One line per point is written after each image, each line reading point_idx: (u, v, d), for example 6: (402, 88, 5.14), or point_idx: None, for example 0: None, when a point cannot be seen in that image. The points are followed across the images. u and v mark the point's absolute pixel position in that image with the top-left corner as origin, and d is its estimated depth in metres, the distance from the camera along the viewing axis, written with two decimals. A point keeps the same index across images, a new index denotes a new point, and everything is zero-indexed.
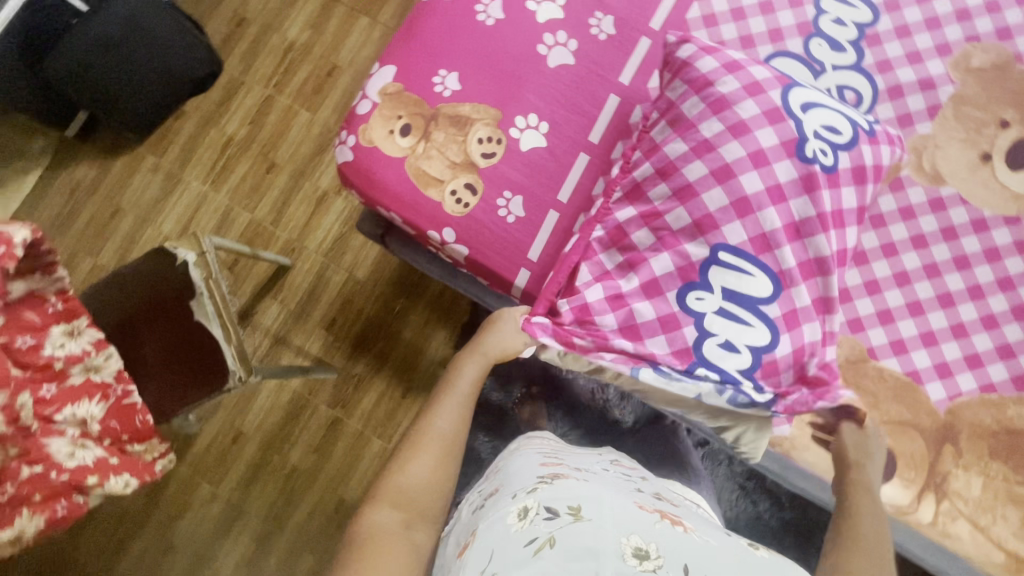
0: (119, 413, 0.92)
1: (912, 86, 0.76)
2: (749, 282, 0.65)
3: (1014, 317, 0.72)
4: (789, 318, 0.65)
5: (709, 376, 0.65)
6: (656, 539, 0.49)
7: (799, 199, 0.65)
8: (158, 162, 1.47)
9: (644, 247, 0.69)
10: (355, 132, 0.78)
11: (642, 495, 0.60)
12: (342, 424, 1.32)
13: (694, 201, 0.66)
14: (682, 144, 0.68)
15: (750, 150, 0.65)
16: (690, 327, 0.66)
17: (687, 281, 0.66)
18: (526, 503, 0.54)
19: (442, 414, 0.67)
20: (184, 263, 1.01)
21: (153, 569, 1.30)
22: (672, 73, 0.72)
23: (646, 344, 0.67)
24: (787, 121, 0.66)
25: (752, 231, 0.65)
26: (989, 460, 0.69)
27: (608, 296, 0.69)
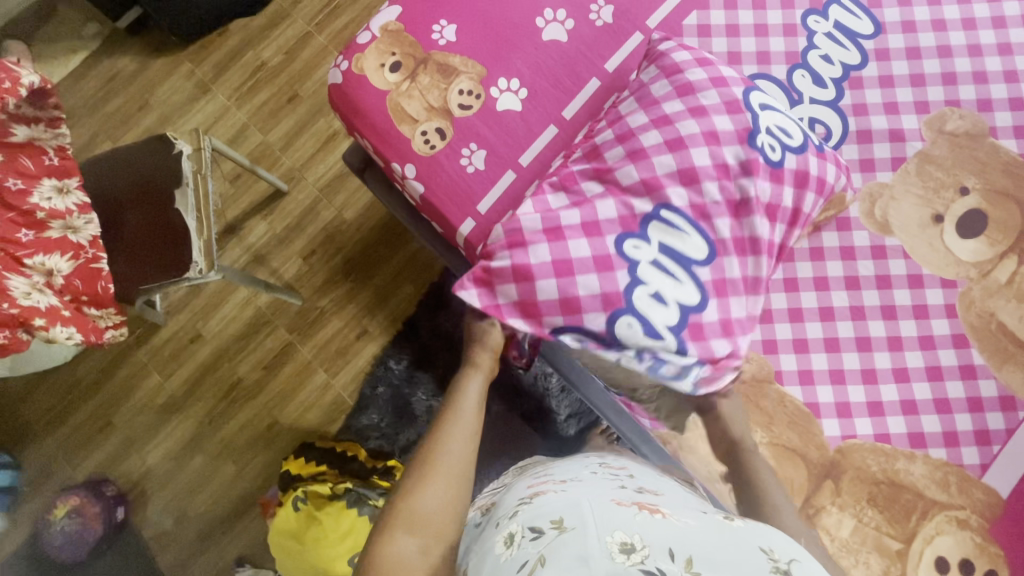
0: (85, 274, 0.97)
1: (882, 134, 0.78)
2: (686, 242, 0.67)
3: (927, 376, 0.73)
4: (718, 285, 0.66)
5: (630, 330, 0.63)
6: (641, 531, 0.49)
7: (741, 179, 0.67)
8: (193, 70, 1.54)
9: (590, 195, 0.70)
10: (350, 58, 0.82)
11: (629, 490, 0.60)
12: (294, 349, 1.37)
13: (642, 162, 0.69)
14: (643, 116, 0.71)
15: (705, 129, 0.68)
16: (623, 272, 0.65)
17: (626, 229, 0.67)
18: (510, 529, 0.55)
19: (450, 438, 0.65)
20: (179, 153, 1.07)
21: (88, 441, 1.36)
22: (649, 62, 0.76)
23: (576, 282, 0.65)
24: (744, 113, 0.70)
25: (692, 197, 0.68)
26: (865, 506, 0.70)
27: (545, 227, 0.68)
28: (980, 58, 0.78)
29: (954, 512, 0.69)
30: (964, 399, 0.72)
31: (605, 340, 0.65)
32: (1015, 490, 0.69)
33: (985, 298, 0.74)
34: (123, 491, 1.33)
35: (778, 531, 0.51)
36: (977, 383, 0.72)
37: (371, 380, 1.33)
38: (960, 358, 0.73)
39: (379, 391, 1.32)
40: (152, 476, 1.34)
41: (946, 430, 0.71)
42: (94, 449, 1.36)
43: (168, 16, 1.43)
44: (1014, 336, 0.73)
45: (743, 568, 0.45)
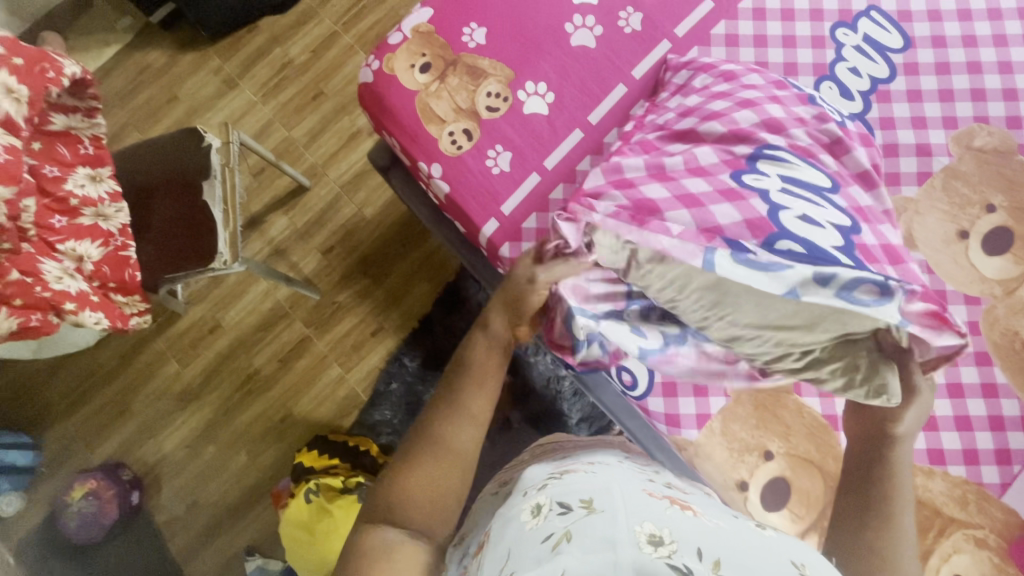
0: (113, 261, 0.99)
1: (908, 149, 0.77)
2: (805, 171, 0.62)
3: (947, 393, 0.72)
4: (855, 212, 0.61)
5: (801, 255, 0.54)
6: (671, 528, 0.49)
7: (823, 125, 0.67)
8: (221, 65, 1.57)
9: (680, 151, 0.68)
10: (381, 58, 0.84)
11: (658, 483, 0.60)
12: (311, 343, 1.39)
13: (723, 120, 0.68)
14: (698, 96, 0.73)
15: (767, 95, 0.70)
16: (757, 199, 0.59)
17: (736, 169, 0.63)
18: (538, 500, 0.55)
19: (444, 418, 0.62)
20: (208, 146, 1.09)
21: (107, 425, 1.39)
22: (673, 72, 0.79)
23: (712, 212, 0.59)
24: (790, 88, 0.71)
25: (787, 140, 0.65)
26: None
27: (649, 172, 0.67)
28: (1009, 76, 0.78)
29: (972, 531, 0.69)
30: (985, 417, 0.72)
31: (773, 266, 0.55)
32: None
33: (1009, 317, 0.73)
34: (139, 476, 1.36)
35: (810, 547, 0.50)
36: (999, 402, 0.72)
37: (385, 376, 1.34)
38: (982, 376, 0.72)
39: (393, 387, 1.33)
40: (167, 462, 1.36)
41: (966, 448, 0.71)
42: (112, 433, 1.39)
43: (200, 12, 1.47)
44: None
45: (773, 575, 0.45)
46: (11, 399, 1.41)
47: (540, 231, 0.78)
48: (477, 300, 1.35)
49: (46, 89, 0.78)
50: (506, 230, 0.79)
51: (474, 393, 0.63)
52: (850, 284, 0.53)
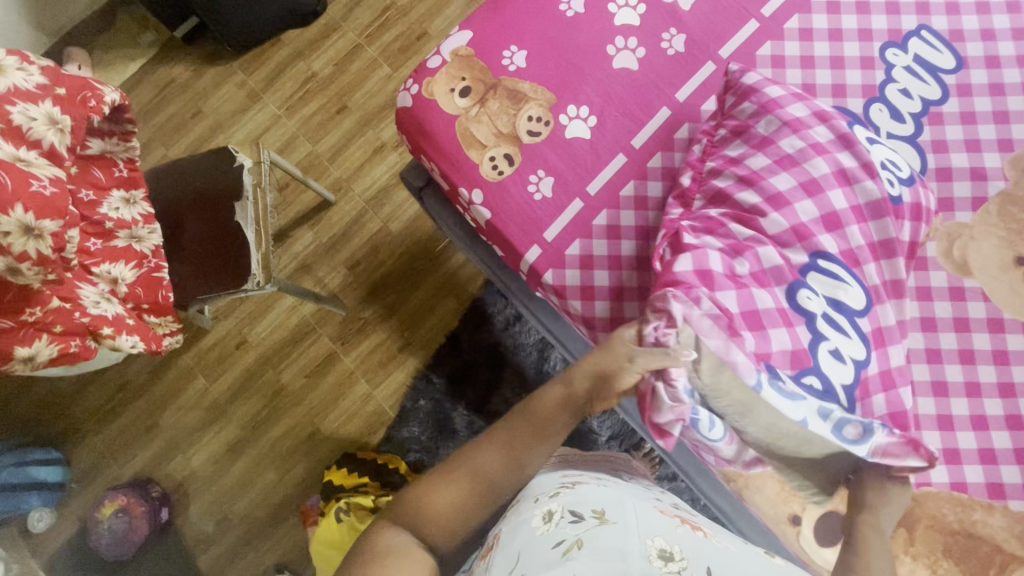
0: (146, 282, 0.99)
1: (963, 172, 0.76)
2: (847, 291, 0.65)
3: (1006, 425, 0.71)
4: (878, 334, 0.66)
5: (819, 392, 0.63)
6: (679, 543, 0.57)
7: (880, 219, 0.67)
8: (245, 79, 1.58)
9: (742, 238, 0.67)
10: (420, 82, 0.83)
11: (664, 504, 0.68)
12: (337, 359, 1.39)
13: (786, 209, 0.66)
14: (764, 158, 0.69)
15: (834, 168, 0.67)
16: (804, 327, 0.64)
17: (791, 279, 0.66)
18: (550, 507, 0.62)
19: (494, 446, 0.67)
20: (240, 166, 1.10)
21: (135, 441, 1.40)
22: (735, 97, 0.73)
23: (768, 337, 0.64)
24: (859, 146, 0.68)
25: (842, 243, 0.66)
26: (941, 557, 0.68)
27: (724, 272, 0.65)
28: None
29: None
30: None
31: (800, 400, 0.62)
32: None
33: None
34: (168, 492, 1.36)
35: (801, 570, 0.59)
36: None
37: (413, 393, 1.34)
38: None
39: (421, 404, 1.33)
40: (196, 477, 1.37)
41: None
42: (141, 449, 1.39)
43: (227, 28, 1.46)
44: None
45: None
46: (40, 414, 1.41)
47: (584, 258, 0.77)
48: (503, 317, 1.34)
49: (88, 118, 0.78)
50: (549, 256, 0.78)
51: (527, 438, 0.67)
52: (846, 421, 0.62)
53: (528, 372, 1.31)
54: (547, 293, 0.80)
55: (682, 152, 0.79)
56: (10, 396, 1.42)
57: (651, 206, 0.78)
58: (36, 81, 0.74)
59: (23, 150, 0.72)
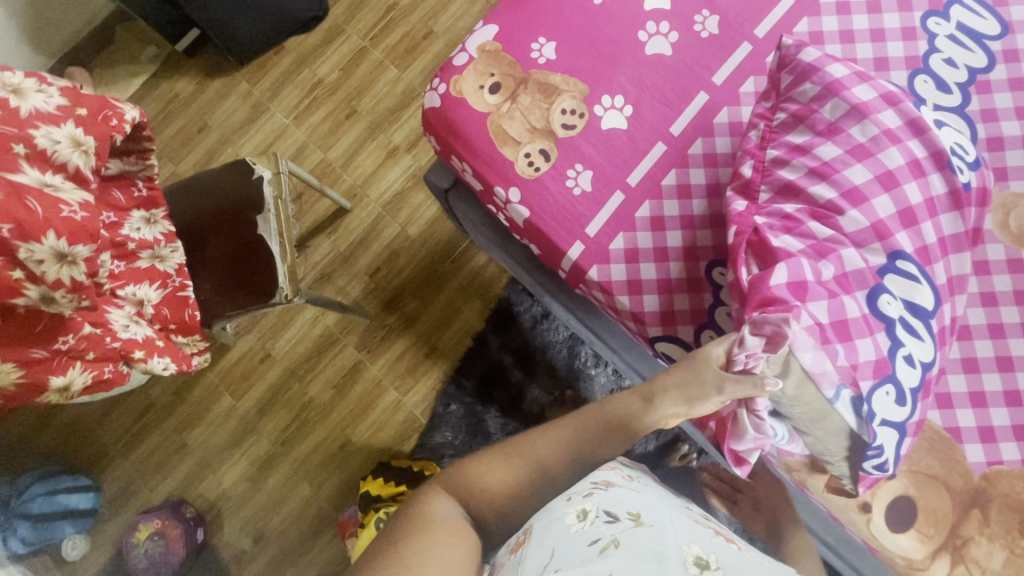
0: (172, 302, 0.97)
1: (1014, 142, 0.74)
2: (918, 291, 0.65)
3: None
4: (943, 334, 0.66)
5: (895, 399, 0.62)
6: (716, 552, 0.52)
7: (948, 214, 0.67)
8: (250, 89, 1.55)
9: (822, 238, 0.65)
10: (447, 81, 0.81)
11: (696, 512, 0.62)
12: (364, 368, 1.37)
13: (864, 205, 0.64)
14: (834, 147, 0.66)
15: (908, 159, 0.66)
16: (884, 333, 0.63)
17: (872, 285, 0.64)
18: (583, 505, 0.56)
19: (556, 435, 0.64)
20: (259, 178, 1.07)
21: (164, 463, 1.38)
22: (793, 76, 0.69)
23: (855, 348, 0.61)
24: (929, 132, 0.67)
25: (916, 241, 0.65)
26: (1018, 536, 0.65)
27: (816, 279, 0.62)
28: None
29: None
30: None
31: (874, 414, 0.61)
32: None
33: None
34: (201, 512, 1.34)
35: None
36: None
37: (444, 397, 1.32)
38: None
39: (452, 409, 1.31)
40: (228, 497, 1.35)
41: None
42: (170, 471, 1.37)
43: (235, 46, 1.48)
44: None
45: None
46: (66, 441, 1.40)
47: (629, 251, 0.75)
48: (530, 315, 1.32)
49: (110, 137, 0.77)
50: (592, 253, 0.76)
51: (592, 432, 0.64)
52: (873, 449, 0.62)
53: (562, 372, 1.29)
54: (590, 289, 0.78)
55: (723, 137, 0.77)
56: (35, 425, 1.40)
57: (695, 195, 0.76)
58: (56, 103, 0.72)
59: (49, 175, 0.69)
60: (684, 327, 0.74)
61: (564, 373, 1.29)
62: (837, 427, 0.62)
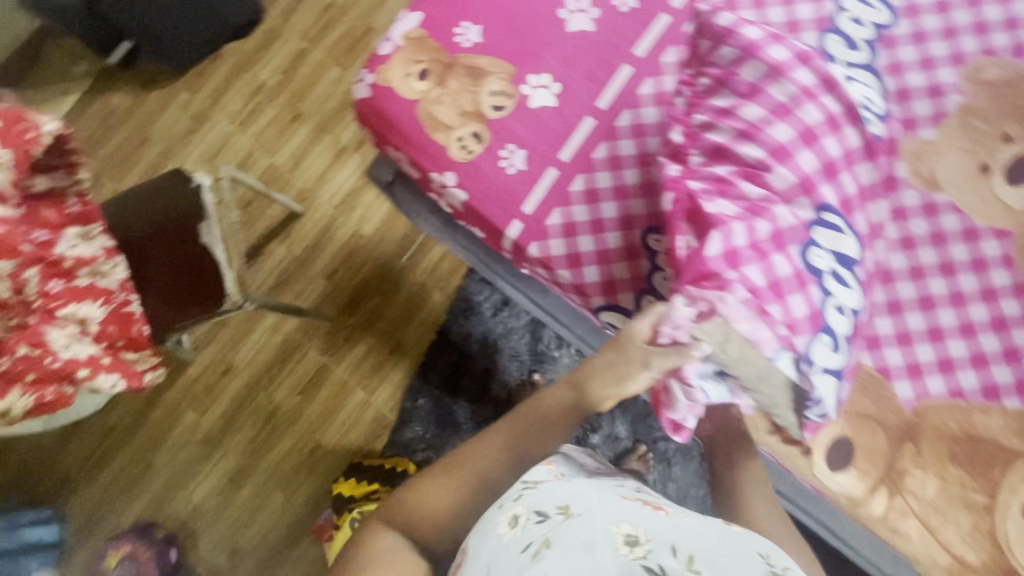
0: (119, 319, 0.92)
1: (921, 92, 0.77)
2: (843, 241, 0.67)
3: (991, 329, 0.73)
4: (868, 279, 0.70)
5: (831, 349, 0.65)
6: (644, 525, 0.54)
7: (864, 164, 0.71)
8: (190, 100, 1.52)
9: (755, 198, 0.66)
10: (375, 71, 0.80)
11: (625, 490, 0.64)
12: (329, 370, 1.36)
13: (790, 162, 0.66)
14: (757, 107, 0.68)
15: (825, 115, 0.68)
16: (817, 286, 0.64)
17: (803, 240, 0.65)
18: (514, 511, 0.57)
19: (490, 445, 0.68)
20: (199, 186, 1.05)
21: (130, 487, 1.35)
22: (711, 40, 0.70)
23: (789, 305, 0.63)
24: (841, 87, 0.69)
25: (839, 192, 0.68)
26: (947, 463, 0.71)
27: (749, 242, 0.64)
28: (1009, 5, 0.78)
29: None
30: None
31: (813, 366, 0.64)
32: None
33: None
34: (173, 532, 1.31)
35: (764, 540, 0.58)
36: None
37: (411, 392, 1.32)
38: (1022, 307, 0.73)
39: (421, 403, 1.31)
40: (201, 513, 1.33)
41: (1017, 379, 0.71)
42: (138, 494, 1.34)
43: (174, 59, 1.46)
44: None
45: (733, 563, 0.51)
46: (26, 474, 1.35)
47: (566, 226, 0.77)
48: (491, 304, 1.33)
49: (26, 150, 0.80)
50: (531, 230, 0.77)
51: (523, 438, 0.68)
52: (813, 400, 0.65)
53: (527, 356, 1.30)
54: (534, 267, 0.80)
55: (649, 107, 0.79)
56: None
57: (627, 165, 0.77)
58: None
59: None
60: (624, 295, 0.76)
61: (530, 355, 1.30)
62: (778, 382, 0.65)
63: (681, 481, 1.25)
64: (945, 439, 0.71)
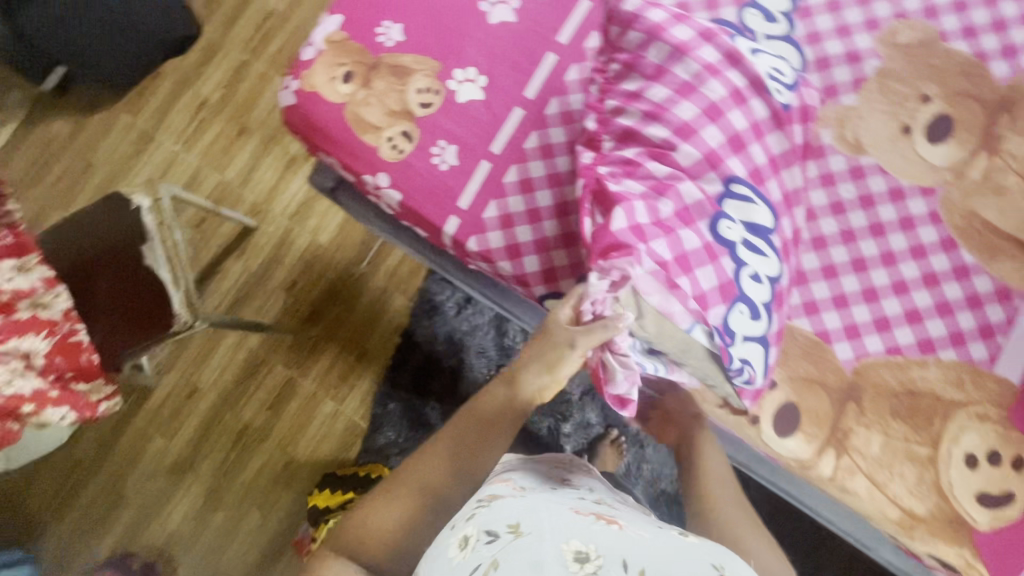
0: (64, 350, 0.91)
1: (839, 59, 0.79)
2: (754, 211, 0.69)
3: (924, 284, 0.75)
4: (784, 246, 0.72)
5: (747, 316, 0.67)
6: (596, 540, 0.49)
7: (773, 135, 0.73)
8: (132, 121, 1.49)
9: (661, 176, 0.68)
10: (298, 77, 0.79)
11: (586, 504, 0.60)
12: (297, 383, 1.34)
13: (694, 138, 0.68)
14: (663, 88, 0.69)
15: (730, 90, 0.69)
16: (727, 257, 0.66)
17: (712, 213, 0.67)
18: (465, 532, 0.53)
19: (431, 458, 0.67)
20: (138, 209, 1.04)
21: (102, 520, 1.32)
22: (620, 26, 0.72)
23: (697, 278, 0.65)
24: (745, 61, 0.70)
25: (747, 162, 0.70)
26: (890, 419, 0.72)
27: (654, 220, 0.65)
28: None
29: (975, 409, 0.72)
30: (963, 299, 0.74)
31: (731, 333, 0.66)
32: None
33: (963, 199, 0.76)
34: (151, 560, 1.29)
35: (726, 550, 0.53)
36: (973, 282, 0.75)
37: (381, 398, 1.31)
38: (951, 261, 0.75)
39: (391, 408, 1.31)
40: (177, 539, 1.31)
41: (951, 331, 0.74)
42: (110, 526, 1.32)
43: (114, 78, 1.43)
44: (997, 230, 0.75)
45: None
46: None
47: (503, 218, 0.77)
48: (453, 303, 1.33)
49: None
50: (468, 224, 0.77)
51: (463, 445, 0.67)
52: (736, 368, 0.66)
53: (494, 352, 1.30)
54: (476, 261, 0.80)
55: (576, 93, 0.79)
56: None
57: (558, 153, 0.78)
58: None
59: None
60: (565, 282, 0.77)
61: (498, 350, 1.30)
62: (700, 353, 0.67)
63: (654, 462, 1.25)
64: (885, 395, 0.73)
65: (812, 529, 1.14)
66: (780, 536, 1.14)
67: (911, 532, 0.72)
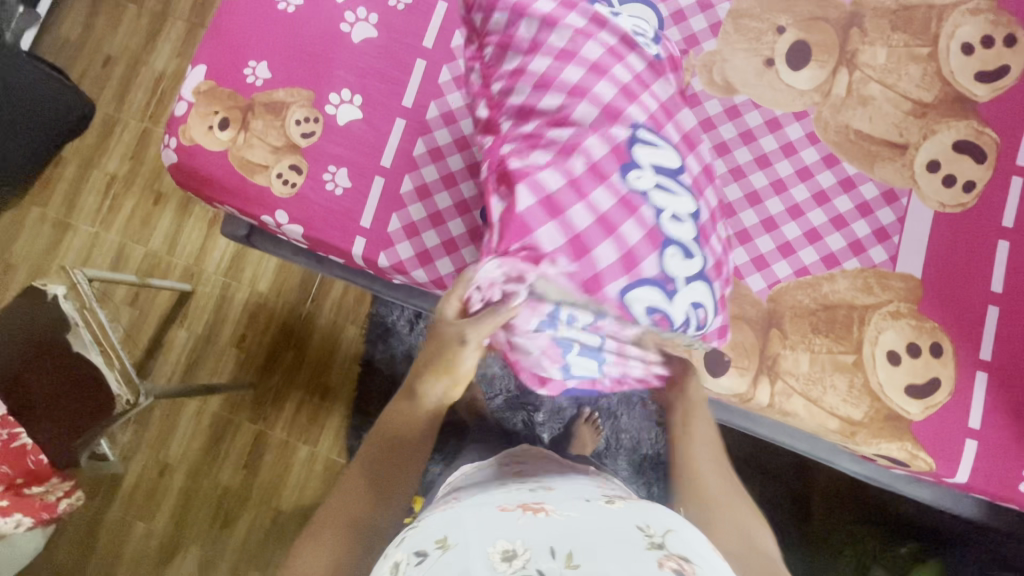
0: (10, 457, 0.92)
1: (692, 9, 0.81)
2: (661, 153, 0.66)
3: (816, 203, 0.78)
4: (697, 182, 0.69)
5: (682, 258, 0.63)
6: (522, 535, 0.49)
7: (657, 83, 0.70)
8: (44, 211, 1.45)
9: (564, 139, 0.64)
10: (175, 133, 0.79)
11: (515, 496, 0.59)
12: (267, 435, 1.33)
13: (587, 96, 0.64)
14: (543, 58, 0.66)
15: (606, 48, 0.67)
16: (645, 206, 0.63)
17: (621, 163, 0.63)
18: (396, 558, 0.51)
19: (355, 485, 0.68)
20: (54, 297, 1.01)
21: None
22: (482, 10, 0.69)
23: (620, 234, 0.62)
24: (610, 22, 0.68)
25: (644, 109, 0.67)
26: (813, 336, 0.75)
27: (566, 183, 0.63)
28: None
29: (887, 308, 0.75)
30: (855, 209, 0.78)
31: (670, 278, 0.63)
32: (925, 267, 0.76)
33: (835, 116, 0.79)
34: None
35: (651, 510, 0.55)
36: (860, 191, 0.78)
37: (354, 430, 1.30)
38: (837, 175, 0.78)
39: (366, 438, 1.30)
40: None
41: (850, 241, 0.77)
42: None
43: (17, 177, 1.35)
44: (871, 137, 0.78)
45: (615, 543, 0.48)
46: None
47: (407, 227, 0.78)
48: (405, 320, 1.30)
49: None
50: (375, 240, 0.78)
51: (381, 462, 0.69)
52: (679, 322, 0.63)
53: None
54: (392, 275, 0.80)
55: (453, 93, 0.80)
56: None
57: (448, 153, 0.79)
58: None
59: None
60: None
61: None
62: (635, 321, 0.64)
63: (631, 429, 1.27)
64: (804, 314, 0.76)
65: (787, 457, 1.18)
66: (758, 471, 1.18)
67: (855, 438, 0.74)
